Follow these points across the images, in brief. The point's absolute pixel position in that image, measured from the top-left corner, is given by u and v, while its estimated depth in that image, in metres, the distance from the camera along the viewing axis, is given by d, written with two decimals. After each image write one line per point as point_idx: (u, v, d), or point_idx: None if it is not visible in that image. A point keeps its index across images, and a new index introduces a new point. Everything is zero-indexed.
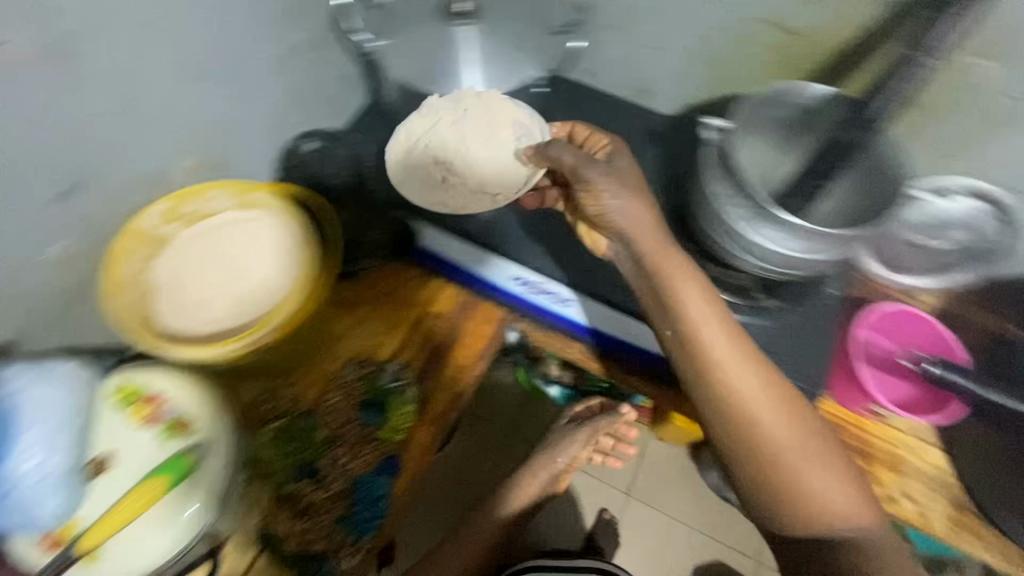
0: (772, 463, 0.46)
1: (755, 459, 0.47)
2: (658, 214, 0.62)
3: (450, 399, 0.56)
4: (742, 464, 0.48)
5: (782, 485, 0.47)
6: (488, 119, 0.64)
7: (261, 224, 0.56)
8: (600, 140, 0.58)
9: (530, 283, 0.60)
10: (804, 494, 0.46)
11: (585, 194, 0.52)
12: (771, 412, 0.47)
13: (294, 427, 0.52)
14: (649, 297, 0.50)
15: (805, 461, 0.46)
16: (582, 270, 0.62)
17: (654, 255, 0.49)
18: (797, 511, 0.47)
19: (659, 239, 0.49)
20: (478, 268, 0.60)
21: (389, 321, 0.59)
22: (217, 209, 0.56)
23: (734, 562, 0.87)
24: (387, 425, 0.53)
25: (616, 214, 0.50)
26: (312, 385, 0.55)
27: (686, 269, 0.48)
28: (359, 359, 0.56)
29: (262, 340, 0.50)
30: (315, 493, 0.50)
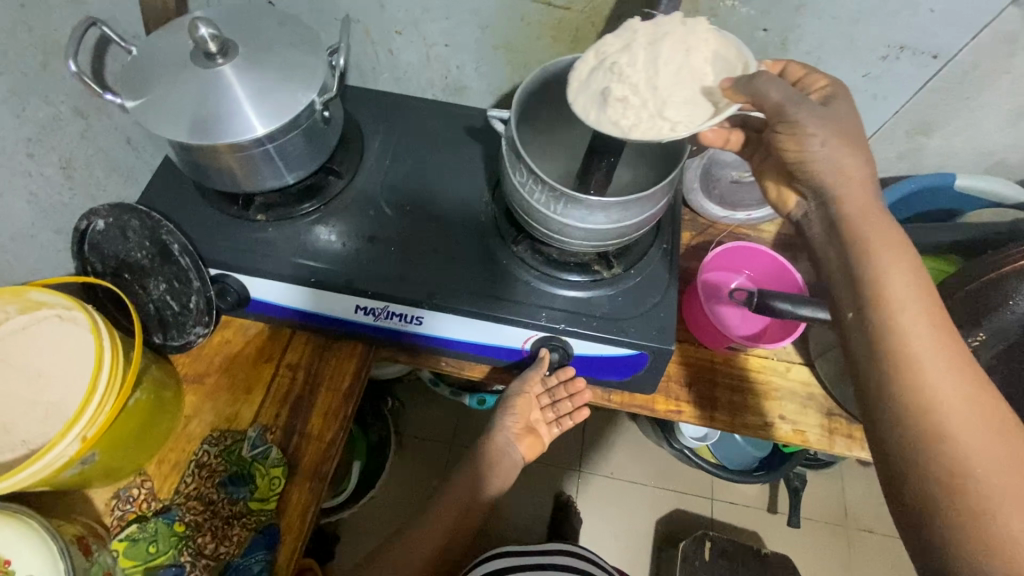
0: (979, 507, 0.41)
1: (918, 424, 0.44)
2: (518, 251, 0.73)
3: (317, 457, 0.70)
4: (920, 480, 0.43)
5: (948, 451, 0.42)
6: (693, 39, 0.53)
7: (51, 320, 0.63)
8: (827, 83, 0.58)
9: (529, 336, 0.71)
10: (996, 535, 0.40)
11: (788, 137, 0.53)
12: (987, 454, 0.42)
13: (155, 527, 0.65)
14: (849, 299, 0.49)
15: (1003, 497, 0.41)
16: (564, 304, 0.71)
17: (862, 224, 0.50)
18: (981, 550, 0.40)
19: (870, 208, 0.50)
20: (512, 321, 0.70)
21: (239, 399, 0.73)
22: (245, 179, 0.69)
23: (680, 503, 1.51)
24: (260, 490, 0.67)
25: (824, 166, 0.52)
26: (162, 478, 0.69)
27: (899, 257, 0.48)
28: (210, 436, 0.71)
29: (72, 453, 0.57)
30: (203, 539, 0.65)
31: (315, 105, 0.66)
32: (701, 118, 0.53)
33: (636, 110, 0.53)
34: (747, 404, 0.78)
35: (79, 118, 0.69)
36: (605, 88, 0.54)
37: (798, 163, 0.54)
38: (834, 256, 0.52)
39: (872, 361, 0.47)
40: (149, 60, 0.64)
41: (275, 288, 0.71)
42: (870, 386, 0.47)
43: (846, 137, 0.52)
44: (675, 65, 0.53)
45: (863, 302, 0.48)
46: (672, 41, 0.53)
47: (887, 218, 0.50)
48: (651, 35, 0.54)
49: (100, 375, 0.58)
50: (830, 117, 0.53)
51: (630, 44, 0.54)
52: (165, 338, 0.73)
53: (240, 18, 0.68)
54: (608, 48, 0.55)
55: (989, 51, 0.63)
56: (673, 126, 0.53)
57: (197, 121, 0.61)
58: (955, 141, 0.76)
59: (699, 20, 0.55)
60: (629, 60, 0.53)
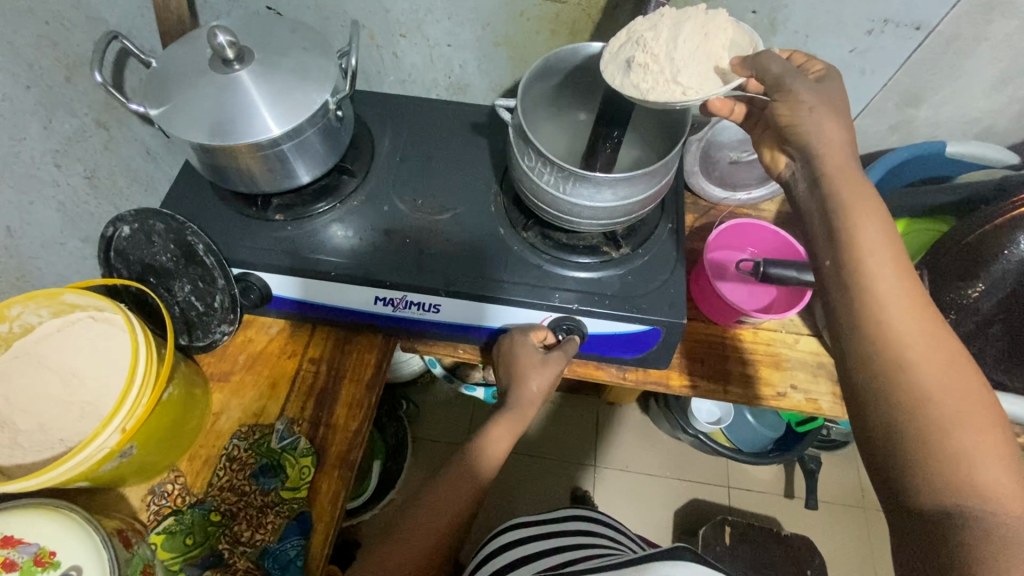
0: (936, 429, 0.43)
1: (885, 367, 0.46)
2: (527, 238, 0.76)
3: (344, 445, 0.72)
4: (884, 408, 0.46)
5: (910, 389, 0.45)
6: (714, 26, 0.58)
7: (84, 321, 0.65)
8: (816, 63, 0.60)
9: (544, 317, 0.73)
10: (949, 453, 0.42)
11: (782, 104, 0.56)
12: (943, 380, 0.44)
13: (191, 519, 0.67)
14: (826, 250, 0.52)
15: (957, 420, 0.43)
16: (577, 284, 0.74)
17: (839, 182, 0.53)
18: (935, 466, 0.42)
19: (846, 166, 0.53)
20: (526, 303, 0.72)
21: (265, 395, 0.75)
22: (264, 180, 0.72)
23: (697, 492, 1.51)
24: (290, 479, 0.69)
25: (815, 132, 0.55)
26: (194, 473, 0.71)
27: (871, 209, 0.51)
28: (239, 431, 0.73)
29: (112, 444, 0.59)
30: (238, 527, 0.68)
31: (329, 106, 0.69)
32: (712, 88, 0.56)
33: (654, 76, 0.57)
34: (758, 376, 0.80)
35: (101, 129, 0.72)
36: (629, 57, 0.58)
37: (789, 126, 0.57)
38: (813, 212, 0.54)
39: (844, 305, 0.50)
40: (168, 70, 0.67)
41: (291, 283, 0.74)
42: (846, 336, 0.49)
43: (824, 104, 0.55)
44: (694, 43, 0.57)
45: (839, 251, 0.51)
46: (694, 22, 0.57)
47: (860, 175, 0.53)
48: (678, 15, 0.58)
49: (136, 368, 0.60)
50: (810, 86, 0.56)
51: (658, 23, 0.58)
52: (191, 340, 0.76)
53: (254, 26, 0.71)
54: (637, 26, 0.60)
55: (969, 19, 0.66)
56: (685, 91, 0.56)
57: (219, 121, 0.64)
58: (944, 111, 0.79)
59: (719, 11, 0.60)
60: (654, 33, 0.57)
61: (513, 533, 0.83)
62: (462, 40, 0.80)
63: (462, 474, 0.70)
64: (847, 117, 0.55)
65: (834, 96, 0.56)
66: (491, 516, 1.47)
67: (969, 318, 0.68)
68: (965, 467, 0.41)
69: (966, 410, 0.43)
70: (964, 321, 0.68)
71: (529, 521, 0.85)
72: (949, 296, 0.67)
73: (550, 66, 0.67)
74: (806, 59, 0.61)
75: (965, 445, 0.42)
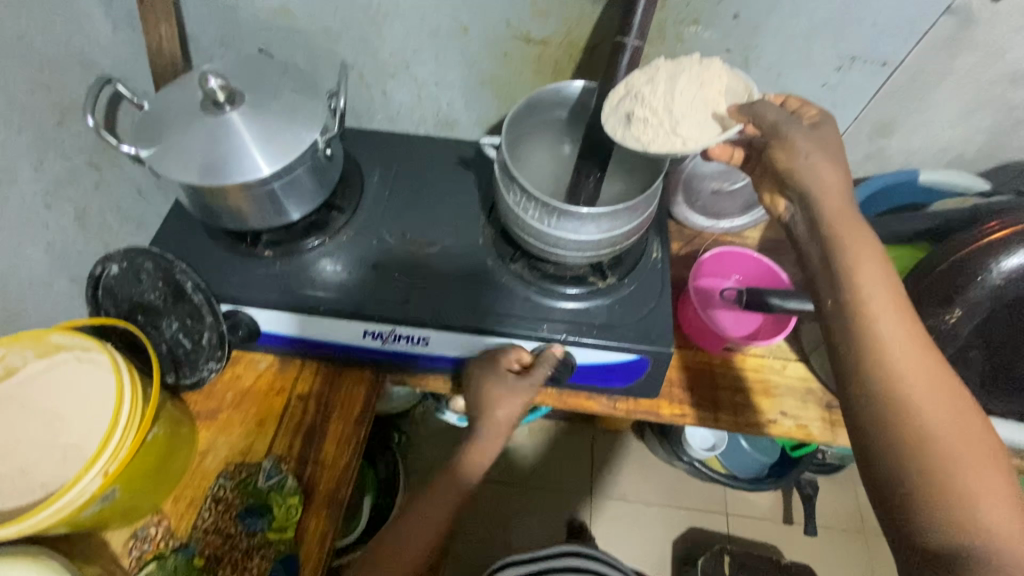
0: (941, 467, 0.44)
1: (888, 404, 0.47)
2: (514, 268, 0.77)
3: (332, 483, 0.71)
4: (885, 437, 0.47)
5: (911, 429, 0.46)
6: (706, 78, 0.62)
7: (68, 363, 0.65)
8: (810, 109, 0.63)
9: (533, 349, 0.74)
10: (955, 493, 0.43)
11: (779, 148, 0.59)
12: (945, 422, 0.46)
13: (174, 564, 0.66)
14: (827, 288, 0.53)
15: (959, 459, 0.44)
16: (565, 314, 0.74)
17: (836, 221, 0.54)
18: (941, 506, 0.43)
19: (844, 210, 0.55)
20: (516, 334, 0.72)
21: (253, 433, 0.75)
22: (255, 218, 0.73)
23: (695, 521, 1.49)
24: (275, 521, 0.68)
25: (807, 175, 0.57)
26: (178, 515, 0.69)
27: (868, 250, 0.52)
28: (226, 470, 0.72)
29: (90, 491, 0.58)
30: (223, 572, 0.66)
31: (318, 144, 0.70)
32: (711, 135, 0.61)
33: (654, 128, 0.61)
34: (748, 404, 0.80)
35: (92, 170, 0.73)
36: (629, 110, 0.62)
37: (788, 172, 0.59)
38: (813, 252, 0.55)
39: (845, 339, 0.50)
40: (159, 112, 0.69)
41: (283, 319, 0.74)
42: (846, 373, 0.50)
43: (821, 151, 0.57)
44: (690, 94, 0.61)
45: (840, 291, 0.52)
46: (689, 74, 0.62)
47: (857, 217, 0.54)
48: (672, 70, 0.63)
49: (117, 412, 0.59)
50: (798, 130, 0.58)
51: (654, 77, 0.62)
52: (178, 377, 0.75)
53: (244, 70, 0.73)
54: (635, 79, 0.63)
55: (930, 56, 0.69)
56: (685, 141, 0.60)
57: (211, 162, 0.66)
58: (916, 141, 0.82)
59: (712, 60, 0.64)
60: (651, 89, 0.61)
61: (513, 568, 0.81)
62: (447, 80, 0.83)
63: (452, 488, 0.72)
64: (843, 164, 0.57)
65: (830, 141, 0.59)
66: (486, 550, 1.43)
67: (949, 344, 0.68)
68: (971, 506, 0.43)
69: (968, 450, 0.45)
70: (945, 346, 0.68)
71: (523, 557, 0.83)
72: (930, 322, 0.66)
73: (530, 106, 0.70)
74: (802, 105, 0.64)
75: (965, 484, 0.44)
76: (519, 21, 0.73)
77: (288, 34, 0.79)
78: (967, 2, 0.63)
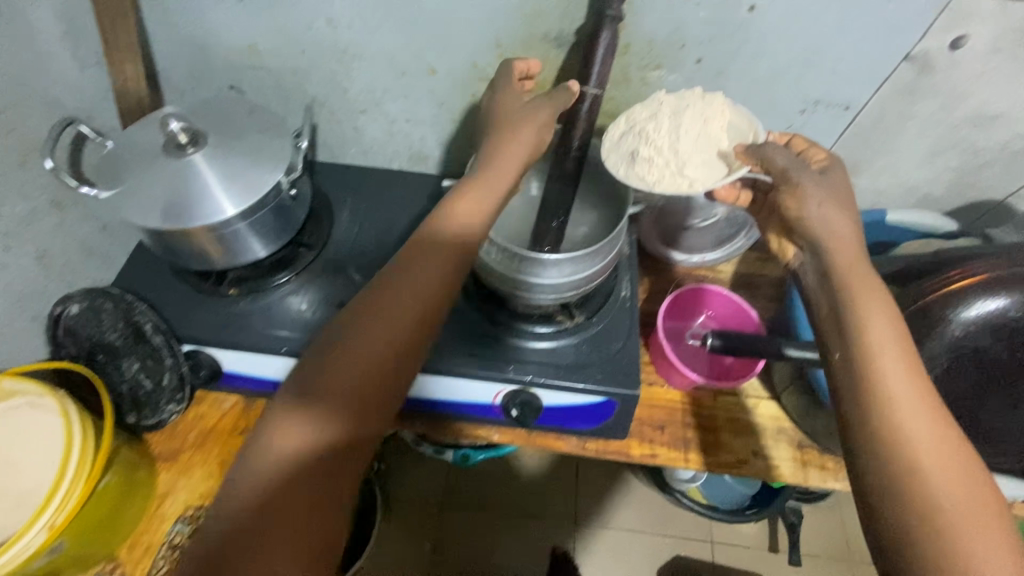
0: (946, 536, 0.43)
1: (897, 465, 0.46)
2: (481, 307, 0.77)
3: None
4: (888, 497, 0.46)
5: (918, 493, 0.45)
6: (707, 117, 0.67)
7: (20, 408, 0.63)
8: (818, 152, 0.65)
9: (499, 390, 0.73)
10: (962, 565, 0.42)
11: (790, 195, 0.61)
12: (953, 490, 0.45)
13: None
14: (837, 341, 0.53)
15: (964, 529, 0.43)
16: (532, 354, 0.74)
17: (847, 273, 0.55)
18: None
19: (855, 263, 0.55)
20: (481, 375, 0.71)
21: (214, 474, 0.74)
22: (219, 257, 0.72)
23: (678, 549, 1.47)
24: None
25: (818, 223, 0.58)
26: (132, 562, 0.68)
27: (880, 304, 0.52)
28: (184, 515, 0.71)
29: (35, 546, 0.56)
30: None
31: (281, 185, 0.70)
32: (716, 175, 0.67)
33: (659, 168, 0.67)
34: (721, 443, 0.79)
35: (55, 210, 0.73)
36: (634, 150, 0.67)
37: (799, 221, 0.60)
38: (824, 301, 0.56)
39: (853, 393, 0.50)
40: (122, 153, 0.69)
41: (245, 360, 0.73)
42: (853, 429, 0.49)
43: (831, 198, 0.59)
44: (694, 133, 0.67)
45: (850, 344, 0.52)
46: (691, 112, 0.67)
47: (868, 271, 0.55)
48: (674, 107, 0.68)
49: (67, 461, 0.59)
50: (815, 180, 0.60)
51: (656, 118, 0.68)
52: (139, 418, 0.74)
53: (211, 110, 0.73)
54: (637, 116, 0.69)
55: (893, 100, 0.70)
56: (690, 182, 0.66)
57: (170, 203, 0.65)
58: (884, 180, 0.82)
59: (715, 95, 0.68)
60: (655, 128, 0.67)
61: None
62: (418, 118, 0.83)
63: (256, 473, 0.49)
64: (853, 212, 0.58)
65: (838, 188, 0.60)
66: None
67: None
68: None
69: (976, 521, 0.44)
70: None
71: None
72: None
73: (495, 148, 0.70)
74: (809, 147, 0.66)
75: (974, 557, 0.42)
76: (486, 62, 0.73)
77: (258, 72, 0.79)
78: (926, 51, 0.64)
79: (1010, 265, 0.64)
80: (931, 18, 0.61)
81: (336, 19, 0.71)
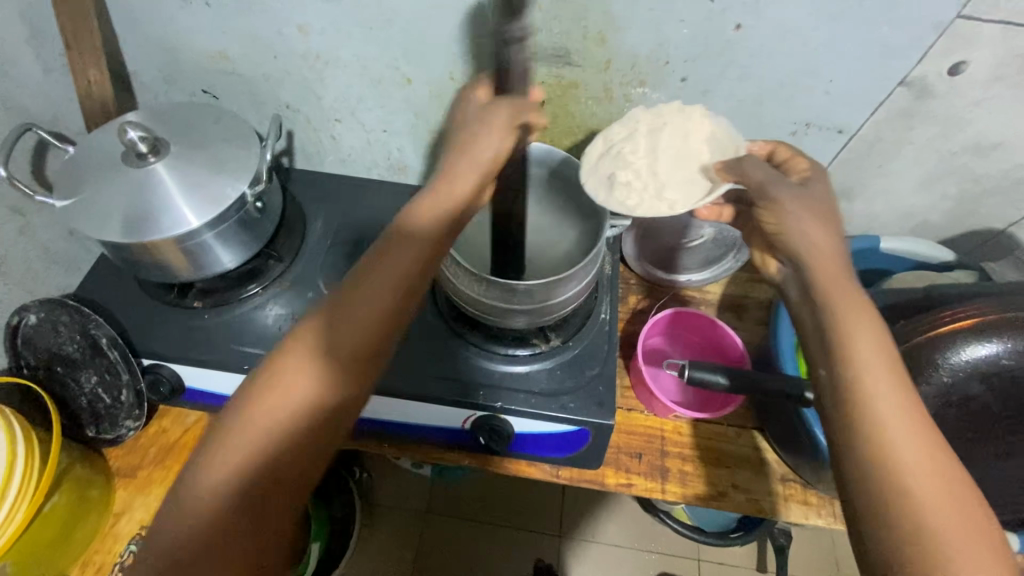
0: None
1: (896, 512, 0.41)
2: (453, 327, 0.75)
3: None
4: (887, 540, 0.41)
5: (922, 543, 0.40)
6: (686, 133, 0.65)
7: None
8: (800, 162, 0.60)
9: (468, 415, 0.70)
10: None
11: (766, 211, 0.55)
12: (961, 536, 0.40)
13: None
14: (821, 363, 0.48)
15: None
16: (503, 378, 0.71)
17: (829, 287, 0.49)
18: None
19: (837, 274, 0.50)
20: (448, 399, 0.69)
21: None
22: (183, 269, 0.69)
23: (662, 567, 1.44)
24: None
25: (798, 236, 0.52)
26: None
27: (867, 321, 0.47)
28: (139, 535, 0.69)
29: None
30: None
31: (246, 198, 0.67)
32: (697, 194, 0.64)
33: (638, 192, 0.65)
34: (699, 474, 0.76)
35: (16, 216, 0.71)
36: (611, 173, 0.65)
37: (777, 235, 0.55)
38: (805, 319, 0.51)
39: (842, 426, 0.45)
40: (84, 161, 0.66)
41: (207, 376, 0.71)
42: (847, 468, 0.44)
43: (810, 211, 0.53)
44: (672, 152, 0.65)
45: (836, 368, 0.46)
46: (669, 130, 0.64)
47: (852, 284, 0.49)
48: (652, 125, 0.66)
49: (8, 483, 0.57)
50: (794, 193, 0.54)
51: (633, 138, 0.66)
52: (98, 432, 0.71)
53: (179, 117, 0.71)
54: (614, 136, 0.67)
55: (889, 125, 0.66)
56: (671, 205, 0.64)
57: (125, 214, 0.62)
58: (879, 205, 0.79)
59: (695, 108, 0.65)
60: (633, 151, 0.65)
61: None
62: (396, 128, 0.80)
63: (241, 437, 0.46)
64: (833, 224, 0.53)
65: (820, 201, 0.55)
66: None
67: None
68: None
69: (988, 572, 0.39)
70: None
71: None
72: None
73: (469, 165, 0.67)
74: (792, 156, 0.61)
75: None
76: (464, 74, 0.70)
77: (232, 78, 0.77)
78: (923, 76, 0.61)
79: (1001, 309, 0.62)
80: (928, 43, 0.57)
81: (309, 26, 0.68)
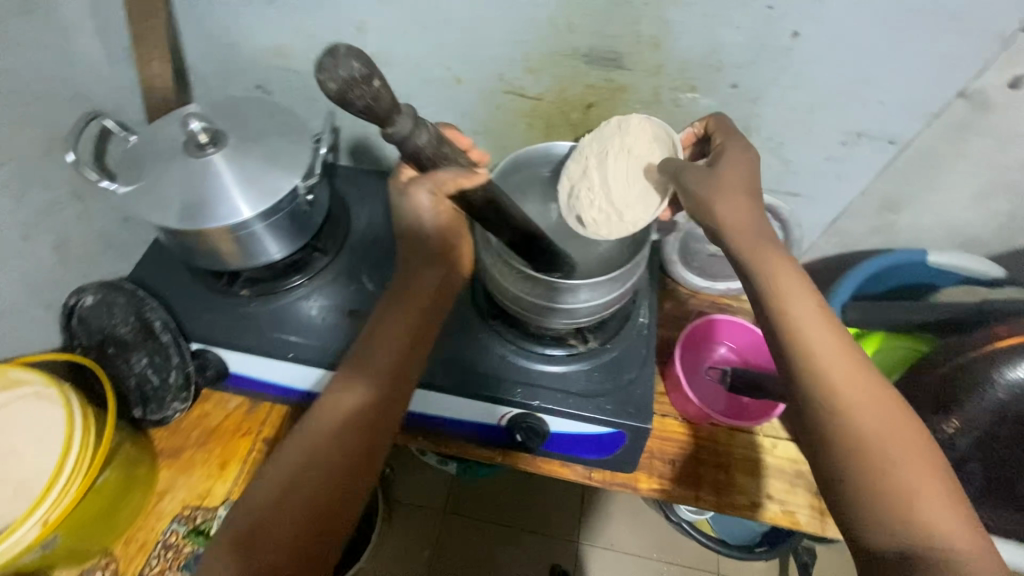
0: (877, 465, 0.45)
1: (824, 410, 0.47)
2: (491, 325, 0.75)
3: None
4: (821, 438, 0.47)
5: (851, 435, 0.46)
6: (630, 150, 0.65)
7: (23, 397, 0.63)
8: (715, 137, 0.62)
9: (505, 412, 0.71)
10: (893, 490, 0.44)
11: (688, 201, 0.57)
12: (877, 421, 0.46)
13: None
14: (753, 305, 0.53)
15: (894, 453, 0.45)
16: (541, 377, 0.72)
17: (740, 233, 0.53)
18: (883, 507, 0.44)
19: (748, 218, 0.54)
20: (486, 395, 0.69)
21: (213, 476, 0.73)
22: (233, 258, 0.71)
23: None
24: None
25: (713, 205, 0.54)
26: (127, 558, 0.68)
27: (781, 260, 0.52)
28: (181, 515, 0.71)
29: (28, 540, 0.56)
30: None
31: (298, 191, 0.69)
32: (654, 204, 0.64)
33: (603, 217, 0.65)
34: (733, 483, 0.76)
35: (75, 200, 0.73)
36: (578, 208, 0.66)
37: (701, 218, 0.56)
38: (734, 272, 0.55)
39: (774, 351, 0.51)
40: (144, 149, 0.68)
41: (253, 362, 0.73)
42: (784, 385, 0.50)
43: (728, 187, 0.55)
44: (623, 173, 0.65)
45: (763, 302, 0.52)
46: (614, 153, 0.65)
47: (759, 228, 0.54)
48: (598, 154, 0.66)
49: (65, 457, 0.58)
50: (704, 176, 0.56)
51: (589, 171, 0.66)
52: (145, 412, 0.73)
53: (235, 109, 0.73)
54: (571, 174, 0.67)
55: (943, 137, 0.66)
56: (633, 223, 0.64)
57: (185, 202, 0.64)
58: (924, 218, 0.78)
59: (630, 122, 0.67)
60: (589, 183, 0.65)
61: None
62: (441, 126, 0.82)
63: (311, 435, 0.55)
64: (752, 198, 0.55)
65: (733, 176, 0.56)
66: None
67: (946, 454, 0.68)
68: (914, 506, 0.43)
69: (909, 451, 0.45)
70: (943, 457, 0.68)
71: None
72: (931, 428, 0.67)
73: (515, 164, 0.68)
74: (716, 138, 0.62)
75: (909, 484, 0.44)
76: (512, 75, 0.71)
77: (285, 73, 0.79)
78: (982, 89, 0.60)
79: None
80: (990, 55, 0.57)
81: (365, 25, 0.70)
